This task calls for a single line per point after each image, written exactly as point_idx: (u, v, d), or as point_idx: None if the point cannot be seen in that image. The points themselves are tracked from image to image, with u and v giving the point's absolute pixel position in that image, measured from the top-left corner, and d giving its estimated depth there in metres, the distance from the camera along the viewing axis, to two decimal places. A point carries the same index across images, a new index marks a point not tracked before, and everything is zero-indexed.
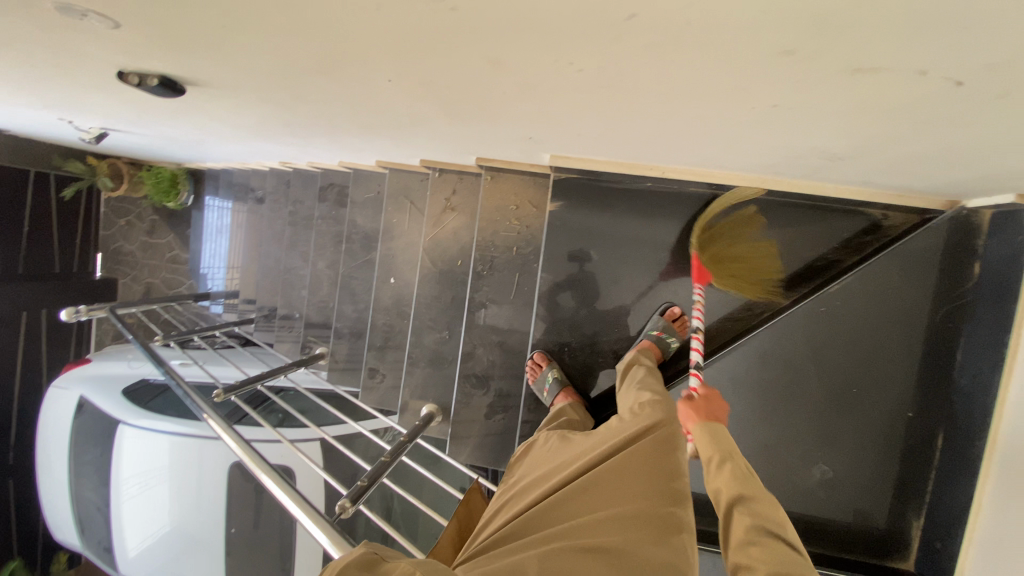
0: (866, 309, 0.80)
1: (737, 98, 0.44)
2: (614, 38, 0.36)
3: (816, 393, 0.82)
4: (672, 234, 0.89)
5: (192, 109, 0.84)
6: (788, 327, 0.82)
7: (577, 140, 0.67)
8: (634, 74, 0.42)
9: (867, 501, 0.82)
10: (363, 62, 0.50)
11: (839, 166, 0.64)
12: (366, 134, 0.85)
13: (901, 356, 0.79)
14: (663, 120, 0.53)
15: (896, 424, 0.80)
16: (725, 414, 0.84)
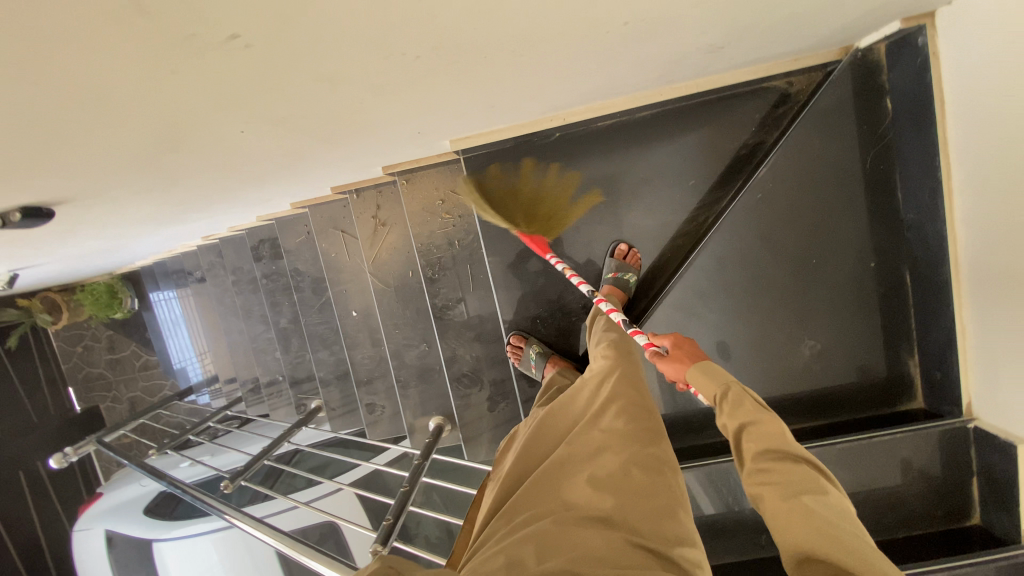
0: (799, 180, 0.81)
1: (588, 28, 0.42)
2: (430, 17, 0.34)
3: (780, 276, 0.82)
4: (598, 173, 0.87)
5: (78, 223, 0.79)
6: (735, 224, 0.82)
7: (466, 117, 0.64)
8: (474, 43, 0.40)
9: (862, 356, 0.83)
10: (206, 126, 0.47)
11: (724, 54, 0.63)
12: (264, 184, 0.81)
13: (845, 212, 0.80)
14: (536, 72, 0.50)
15: (863, 277, 0.81)
16: (706, 328, 0.84)
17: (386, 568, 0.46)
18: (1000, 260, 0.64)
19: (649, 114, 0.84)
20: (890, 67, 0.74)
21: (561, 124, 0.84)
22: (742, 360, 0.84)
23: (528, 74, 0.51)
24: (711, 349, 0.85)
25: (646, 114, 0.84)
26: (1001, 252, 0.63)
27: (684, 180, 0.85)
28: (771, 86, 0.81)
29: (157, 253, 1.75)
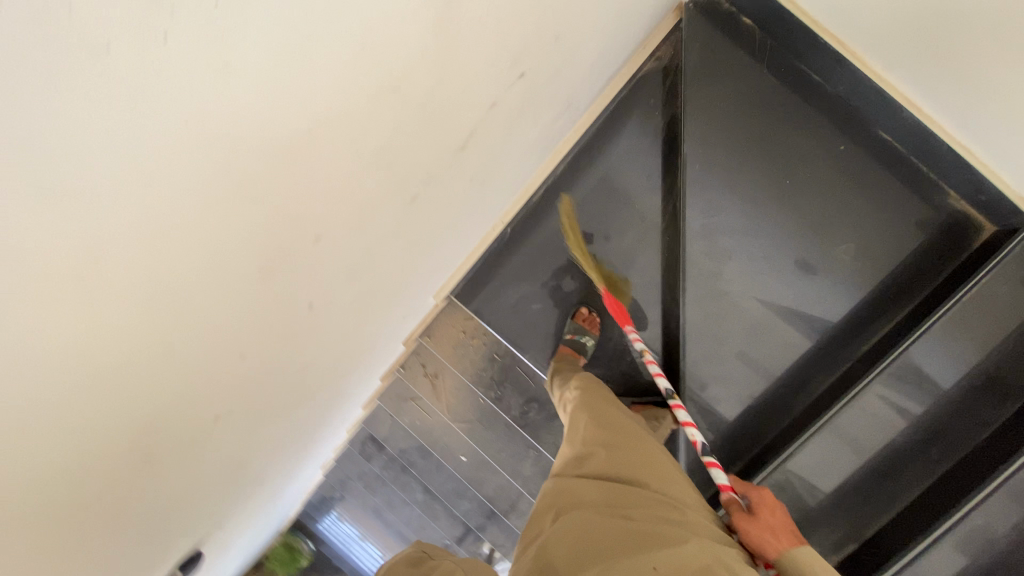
0: (752, 146, 1.11)
1: (418, 174, 0.66)
2: (306, 242, 0.52)
3: (774, 187, 1.11)
4: (548, 240, 1.19)
5: (218, 545, 0.90)
6: (698, 170, 1.12)
7: (404, 255, 0.82)
8: (324, 219, 0.52)
9: (897, 231, 1.08)
10: (243, 409, 0.61)
11: (534, 116, 0.91)
12: (319, 415, 0.94)
13: (789, 126, 1.10)
14: (415, 152, 0.61)
15: (834, 154, 1.09)
16: (759, 257, 1.11)
17: (421, 554, 0.73)
18: (933, 63, 0.90)
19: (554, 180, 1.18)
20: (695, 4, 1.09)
21: (487, 183, 0.93)
22: (820, 275, 1.10)
23: (410, 161, 0.61)
24: (805, 257, 1.10)
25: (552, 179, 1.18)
26: (896, 27, 0.89)
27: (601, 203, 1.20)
28: (642, 76, 1.16)
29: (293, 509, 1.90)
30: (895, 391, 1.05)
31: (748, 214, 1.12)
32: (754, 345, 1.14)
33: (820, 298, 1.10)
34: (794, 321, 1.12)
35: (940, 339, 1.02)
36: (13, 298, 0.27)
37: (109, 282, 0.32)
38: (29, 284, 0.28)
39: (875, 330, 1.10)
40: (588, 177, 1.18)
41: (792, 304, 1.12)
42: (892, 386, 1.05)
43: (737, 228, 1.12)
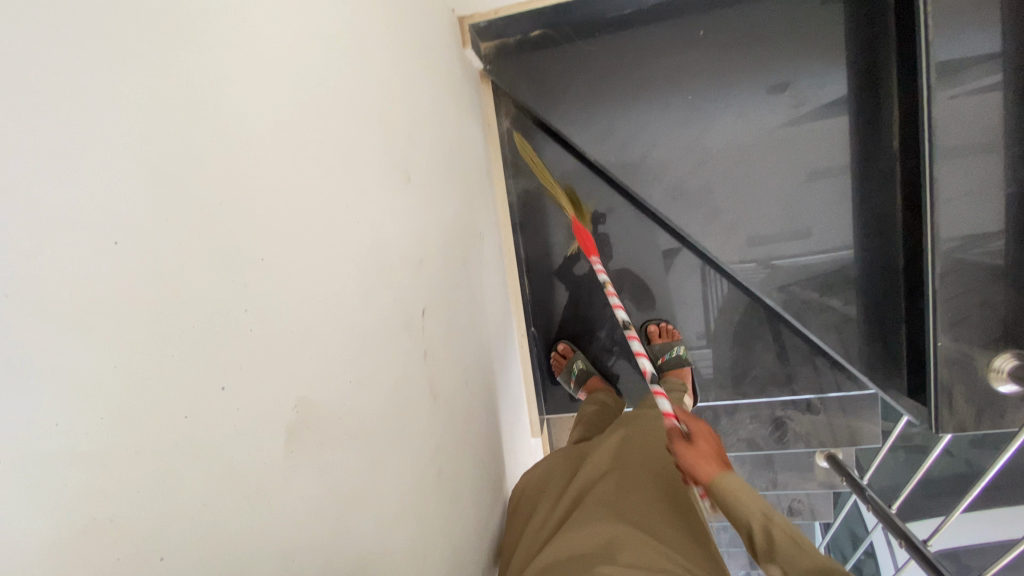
0: (643, 90, 1.43)
1: (420, 274, 0.79)
2: (413, 362, 0.72)
3: (697, 105, 1.42)
4: (553, 271, 1.69)
5: None
6: (599, 144, 1.46)
7: (446, 347, 0.87)
8: (420, 335, 0.75)
9: (798, 37, 1.37)
10: (411, 546, 0.64)
11: (446, 180, 1.00)
12: (500, 505, 1.09)
13: (653, 55, 1.43)
14: (428, 276, 0.82)
15: (706, 34, 1.41)
16: (752, 145, 1.40)
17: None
18: None
19: (525, 239, 1.69)
20: (490, 60, 1.51)
21: (482, 274, 1.21)
22: (794, 115, 1.38)
23: (428, 283, 0.82)
24: (756, 120, 1.40)
25: (523, 237, 1.69)
26: None
27: (563, 226, 1.66)
28: (506, 135, 1.64)
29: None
30: (963, 80, 1.04)
31: (685, 136, 1.43)
32: (791, 190, 1.39)
33: (821, 128, 1.38)
34: (803, 157, 1.38)
35: (953, 23, 1.03)
36: (161, 534, 0.29)
37: (386, 409, 0.61)
38: (172, 519, 0.30)
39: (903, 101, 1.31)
40: (546, 237, 1.68)
41: (781, 153, 1.39)
42: (974, 74, 1.04)
43: (692, 155, 1.42)
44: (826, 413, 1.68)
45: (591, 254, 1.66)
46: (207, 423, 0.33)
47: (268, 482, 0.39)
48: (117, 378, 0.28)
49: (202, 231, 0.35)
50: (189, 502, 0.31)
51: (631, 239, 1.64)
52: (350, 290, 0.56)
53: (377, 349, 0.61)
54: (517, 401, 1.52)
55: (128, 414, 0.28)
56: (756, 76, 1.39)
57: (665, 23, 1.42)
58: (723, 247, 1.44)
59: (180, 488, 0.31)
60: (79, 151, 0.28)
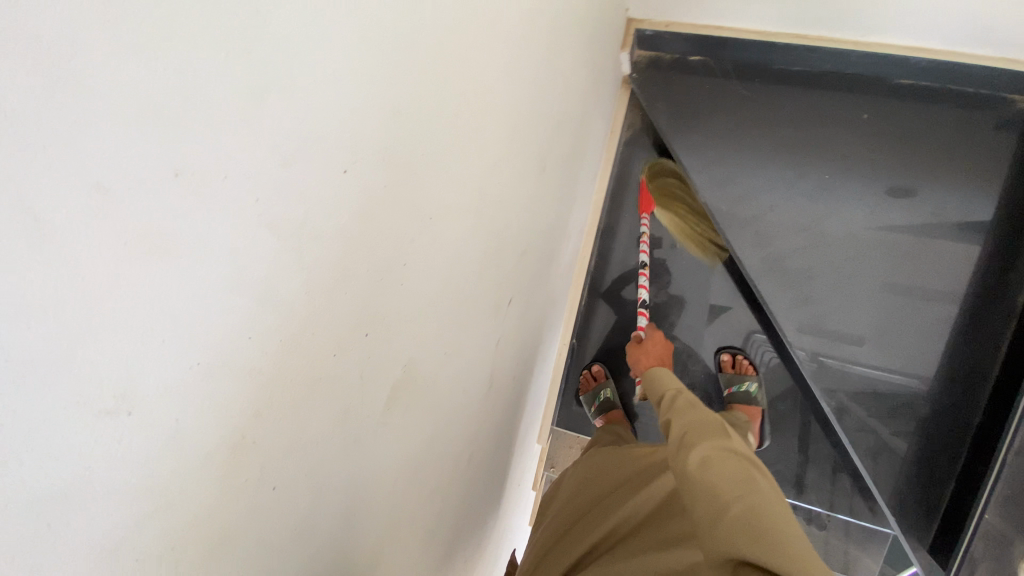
0: (781, 152, 1.36)
1: (521, 262, 0.78)
2: (490, 345, 0.71)
3: (831, 188, 1.34)
4: (614, 295, 1.66)
5: None
6: (714, 188, 1.38)
7: (514, 338, 0.87)
8: (502, 320, 0.75)
9: (961, 153, 1.29)
10: (430, 520, 0.65)
11: (567, 178, 0.99)
12: (496, 501, 1.09)
13: (805, 120, 1.36)
14: (524, 267, 0.81)
15: (869, 119, 1.33)
16: (871, 246, 1.31)
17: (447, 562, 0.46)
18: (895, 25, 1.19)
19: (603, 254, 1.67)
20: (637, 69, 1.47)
21: (557, 277, 1.19)
22: (923, 233, 1.29)
23: (523, 274, 0.81)
24: (885, 224, 1.31)
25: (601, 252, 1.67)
26: None
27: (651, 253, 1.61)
28: (624, 148, 1.61)
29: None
30: None
31: (807, 212, 1.34)
32: (893, 305, 1.29)
33: (950, 254, 1.28)
34: (919, 278, 1.29)
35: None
36: (280, 458, 0.30)
37: (458, 385, 0.61)
38: (290, 447, 0.30)
39: None
40: (623, 259, 1.65)
41: (897, 264, 1.30)
42: None
43: (807, 233, 1.33)
44: (831, 533, 1.58)
45: (648, 280, 1.61)
46: (350, 360, 0.34)
47: (366, 432, 0.39)
48: (303, 296, 0.29)
49: (402, 178, 0.36)
50: (307, 434, 0.32)
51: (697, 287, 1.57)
52: (473, 264, 0.56)
53: (470, 329, 0.60)
54: (537, 404, 1.51)
55: (300, 334, 0.29)
56: (904, 180, 1.31)
57: (830, 95, 1.36)
58: (803, 335, 1.32)
59: (307, 419, 0.31)
60: (344, 66, 0.28)
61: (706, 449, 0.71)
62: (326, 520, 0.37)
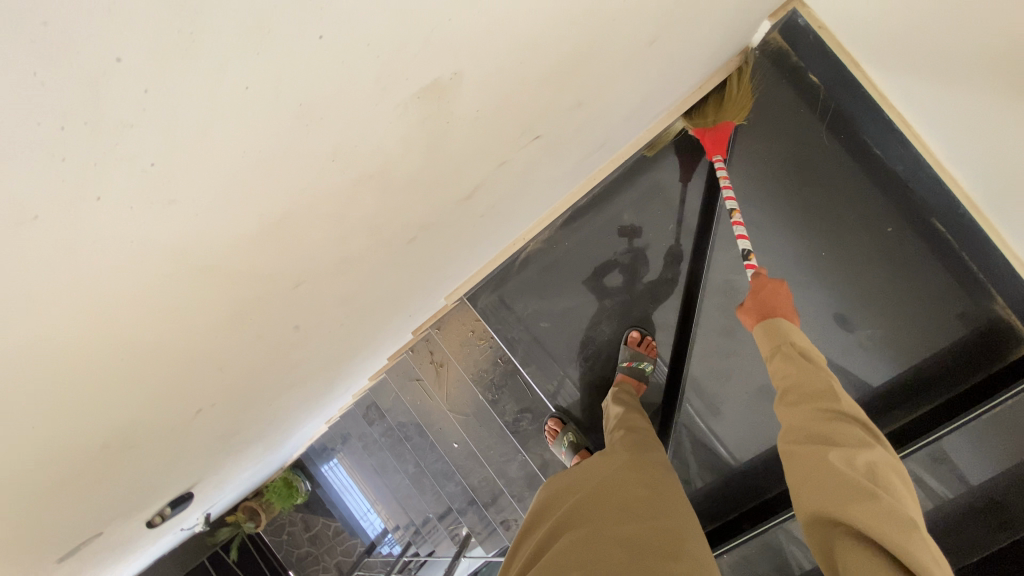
0: (803, 209, 1.46)
1: (569, 109, 0.73)
2: (495, 156, 0.69)
3: (810, 266, 1.46)
4: (596, 233, 1.73)
5: (283, 383, 1.07)
6: (733, 201, 1.53)
7: (517, 176, 0.85)
8: (522, 145, 0.72)
9: (921, 312, 1.39)
10: (365, 255, 0.68)
11: (653, 78, 0.93)
12: (407, 298, 1.18)
13: (841, 198, 1.43)
14: (573, 113, 0.76)
15: (885, 235, 1.40)
16: (799, 327, 1.48)
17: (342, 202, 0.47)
18: (973, 180, 1.17)
19: (601, 199, 1.70)
20: (767, 41, 1.39)
21: (568, 170, 1.17)
22: (829, 351, 1.46)
23: (568, 119, 0.77)
24: (823, 321, 1.46)
25: (601, 196, 1.70)
26: (948, 137, 1.14)
27: (644, 224, 1.68)
28: None
29: (264, 443, 1.91)
30: (937, 469, 1.31)
31: (778, 271, 1.48)
32: None
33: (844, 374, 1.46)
34: None
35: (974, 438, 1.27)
36: (237, 22, 0.26)
37: (449, 160, 0.58)
38: (254, 23, 0.26)
39: (905, 421, 1.40)
40: (616, 208, 1.69)
41: (803, 350, 1.48)
42: (940, 475, 1.30)
43: (767, 283, 1.49)
44: None
45: (627, 269, 1.71)
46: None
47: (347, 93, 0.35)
48: None
49: None
50: (281, 22, 0.27)
51: (660, 266, 1.68)
52: (539, 47, 0.49)
53: (502, 116, 0.58)
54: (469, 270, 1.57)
55: None
56: (865, 300, 1.43)
57: (878, 193, 1.40)
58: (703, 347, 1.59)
59: (289, 7, 0.27)
60: None
61: (808, 408, 0.91)
62: (262, 150, 0.34)
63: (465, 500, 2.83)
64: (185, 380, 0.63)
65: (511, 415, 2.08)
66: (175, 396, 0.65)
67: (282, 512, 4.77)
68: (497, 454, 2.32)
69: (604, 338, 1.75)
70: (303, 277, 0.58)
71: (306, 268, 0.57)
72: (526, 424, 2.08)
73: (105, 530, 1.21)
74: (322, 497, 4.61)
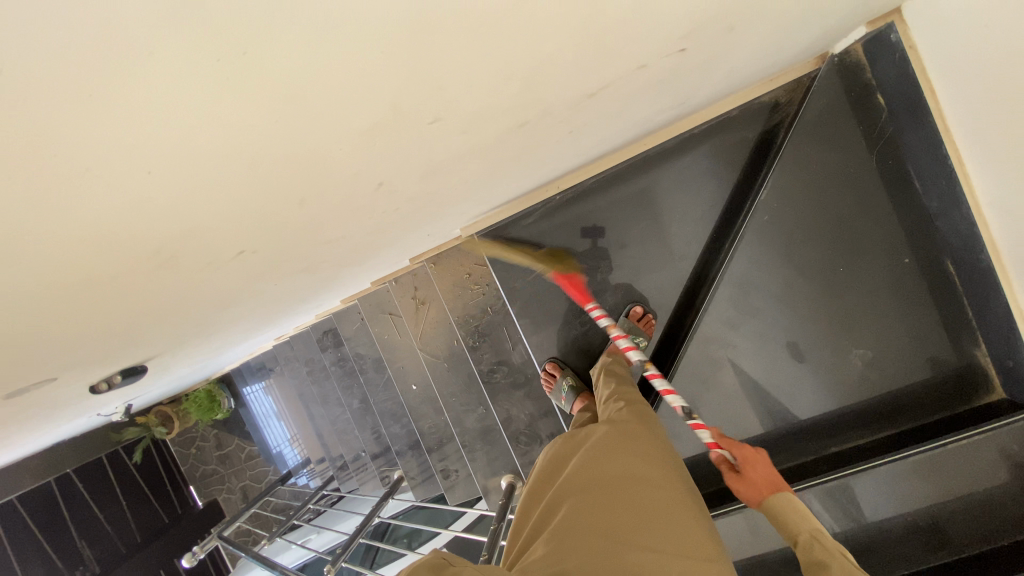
0: (833, 225, 1.50)
1: (716, 29, 0.70)
2: (642, 50, 0.65)
3: (825, 282, 1.52)
4: (621, 201, 1.69)
5: (306, 259, 0.99)
6: (771, 202, 1.53)
7: (626, 95, 0.81)
8: (663, 51, 0.68)
9: (907, 343, 1.50)
10: (485, 118, 0.62)
11: (770, 37, 0.90)
12: (448, 207, 1.12)
13: (872, 223, 1.48)
14: (724, 31, 0.71)
15: (899, 265, 1.48)
16: (799, 336, 1.55)
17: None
18: (1007, 228, 1.21)
19: (640, 166, 1.63)
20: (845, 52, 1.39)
21: (645, 119, 1.13)
22: (815, 361, 1.55)
23: (716, 38, 0.72)
24: (822, 333, 1.54)
25: (639, 164, 1.64)
26: (997, 183, 1.17)
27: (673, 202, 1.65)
28: (762, 101, 1.52)
29: (228, 335, 1.79)
30: (900, 484, 1.39)
31: (797, 279, 1.53)
32: (770, 380, 1.59)
33: (825, 384, 1.55)
34: (797, 381, 1.57)
35: (934, 465, 1.35)
36: None
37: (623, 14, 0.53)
38: None
39: (868, 437, 1.53)
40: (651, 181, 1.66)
41: (796, 357, 1.56)
42: (901, 488, 1.38)
43: (782, 288, 1.54)
44: None
45: (593, 268, 1.74)
46: None
47: None
48: None
49: None
50: None
51: (677, 248, 1.66)
52: None
53: None
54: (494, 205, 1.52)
55: None
56: (864, 322, 1.51)
57: (903, 225, 1.46)
58: (705, 337, 1.62)
59: None
60: None
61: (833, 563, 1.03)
62: None
63: (407, 444, 2.80)
64: (265, 197, 0.55)
65: (488, 364, 2.06)
66: (242, 215, 0.57)
67: (199, 423, 4.55)
68: (458, 402, 2.30)
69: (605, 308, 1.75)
70: (438, 107, 0.53)
71: (445, 91, 0.51)
72: (500, 376, 2.07)
73: (59, 377, 1.10)
74: (244, 417, 4.41)
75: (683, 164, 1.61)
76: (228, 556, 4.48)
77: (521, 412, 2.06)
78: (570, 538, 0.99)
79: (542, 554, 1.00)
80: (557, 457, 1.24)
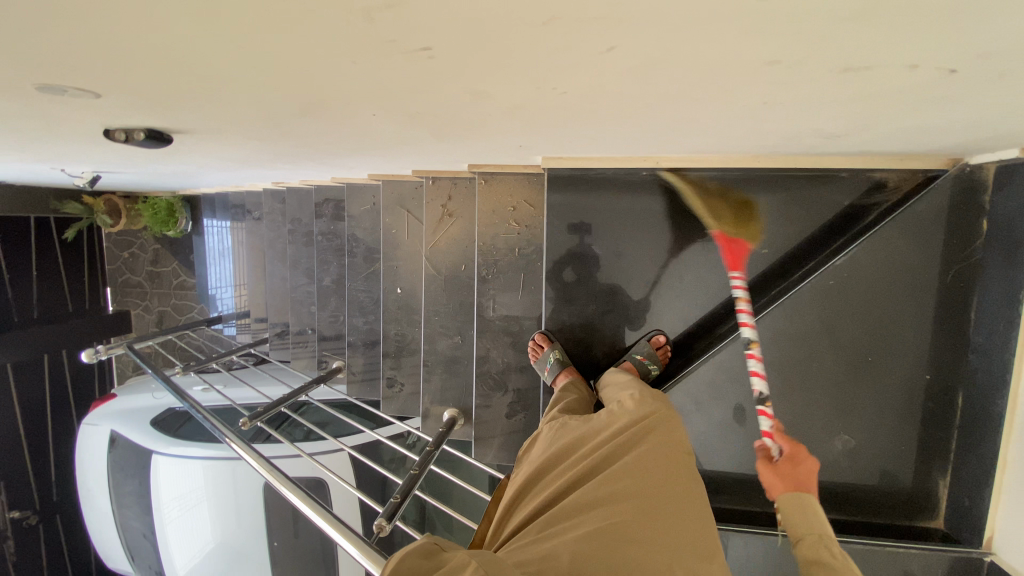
0: (881, 321, 1.52)
1: (978, 68, 0.67)
2: (919, 49, 0.62)
3: (846, 367, 1.55)
4: (695, 206, 1.67)
5: (436, 104, 0.91)
6: (839, 276, 1.52)
7: (842, 93, 0.78)
8: (925, 62, 0.66)
9: (888, 451, 1.56)
10: (762, 37, 0.58)
11: (970, 111, 0.89)
12: (580, 125, 1.06)
13: (913, 334, 1.51)
14: (1000, 73, 0.69)
15: (916, 381, 1.53)
16: (797, 403, 1.58)
17: None
18: None
19: (728, 181, 1.64)
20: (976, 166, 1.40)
21: (797, 132, 1.10)
22: (801, 431, 1.59)
23: (992, 75, 0.70)
24: (819, 410, 1.57)
25: (729, 178, 1.64)
26: None
27: (741, 228, 1.66)
28: (868, 176, 1.54)
29: (255, 150, 1.63)
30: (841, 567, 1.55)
31: (823, 354, 1.55)
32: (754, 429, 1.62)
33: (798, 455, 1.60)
34: None
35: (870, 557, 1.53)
36: None
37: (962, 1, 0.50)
38: None
39: None
40: (733, 200, 1.65)
41: (784, 419, 1.59)
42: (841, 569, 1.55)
43: (806, 355, 1.56)
44: None
45: (581, 267, 1.78)
46: None
47: None
48: None
49: None
50: None
51: (723, 271, 1.70)
52: None
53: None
54: (589, 150, 1.45)
55: None
56: (860, 416, 1.56)
57: (940, 348, 1.50)
58: (714, 368, 1.61)
59: None
60: None
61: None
62: None
63: (363, 340, 2.72)
64: None
65: (490, 300, 2.01)
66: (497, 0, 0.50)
67: (145, 231, 4.25)
68: (439, 322, 2.24)
69: (603, 289, 1.79)
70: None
71: None
72: (496, 315, 2.03)
73: (103, 98, 0.97)
74: (195, 246, 4.14)
75: (769, 199, 1.63)
76: (119, 371, 4.28)
77: (499, 357, 2.04)
78: (559, 530, 1.09)
79: (534, 540, 1.10)
80: (565, 444, 1.34)
